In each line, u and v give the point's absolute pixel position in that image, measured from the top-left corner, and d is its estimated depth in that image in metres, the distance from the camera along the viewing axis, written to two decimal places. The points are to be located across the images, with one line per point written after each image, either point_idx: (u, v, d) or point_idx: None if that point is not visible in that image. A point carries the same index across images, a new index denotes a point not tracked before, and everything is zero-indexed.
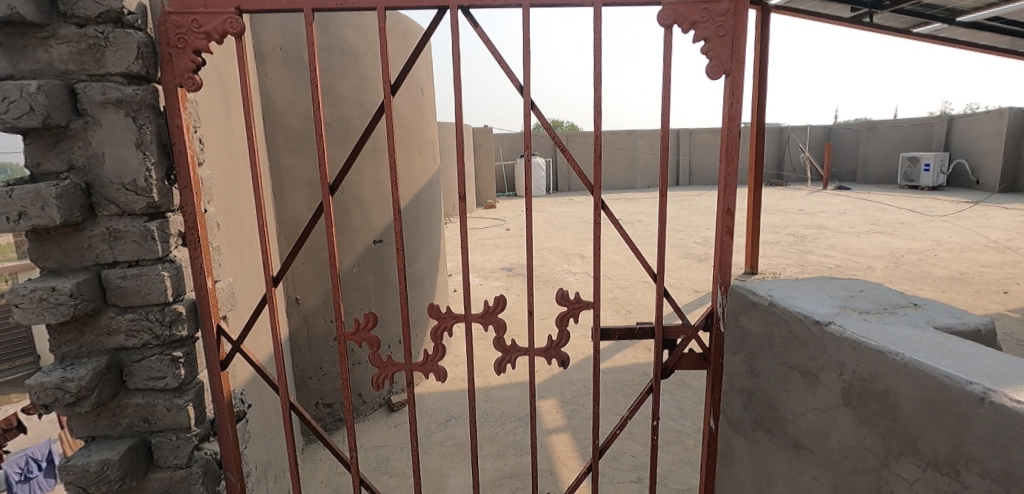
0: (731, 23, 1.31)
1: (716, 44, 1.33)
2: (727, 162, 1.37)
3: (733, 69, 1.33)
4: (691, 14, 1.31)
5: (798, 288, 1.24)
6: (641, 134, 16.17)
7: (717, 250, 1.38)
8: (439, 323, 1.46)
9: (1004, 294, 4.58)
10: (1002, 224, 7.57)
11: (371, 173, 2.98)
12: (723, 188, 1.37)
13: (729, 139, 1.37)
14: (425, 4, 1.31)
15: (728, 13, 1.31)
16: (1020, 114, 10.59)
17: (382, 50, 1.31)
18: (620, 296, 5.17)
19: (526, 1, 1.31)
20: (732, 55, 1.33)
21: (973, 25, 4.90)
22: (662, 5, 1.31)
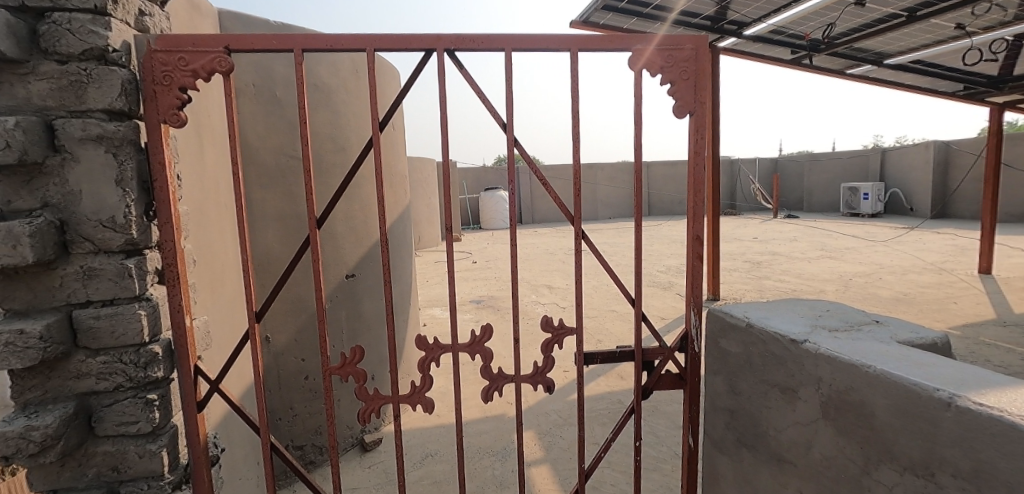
0: (694, 68, 1.42)
1: (682, 87, 1.43)
2: (695, 195, 1.46)
3: (698, 108, 1.44)
4: (658, 59, 1.42)
5: (770, 310, 1.32)
6: (600, 168, 16.73)
7: (689, 276, 1.49)
8: (426, 355, 1.46)
9: (945, 313, 4.92)
10: (935, 248, 8.20)
11: (344, 207, 2.97)
12: (693, 217, 1.47)
13: (696, 172, 1.47)
14: (413, 47, 1.37)
15: (691, 59, 1.42)
16: (943, 146, 11.62)
17: (370, 91, 1.36)
18: (590, 325, 5.24)
19: (508, 45, 1.39)
20: (695, 97, 1.44)
21: (899, 67, 5.40)
22: (632, 52, 1.41)
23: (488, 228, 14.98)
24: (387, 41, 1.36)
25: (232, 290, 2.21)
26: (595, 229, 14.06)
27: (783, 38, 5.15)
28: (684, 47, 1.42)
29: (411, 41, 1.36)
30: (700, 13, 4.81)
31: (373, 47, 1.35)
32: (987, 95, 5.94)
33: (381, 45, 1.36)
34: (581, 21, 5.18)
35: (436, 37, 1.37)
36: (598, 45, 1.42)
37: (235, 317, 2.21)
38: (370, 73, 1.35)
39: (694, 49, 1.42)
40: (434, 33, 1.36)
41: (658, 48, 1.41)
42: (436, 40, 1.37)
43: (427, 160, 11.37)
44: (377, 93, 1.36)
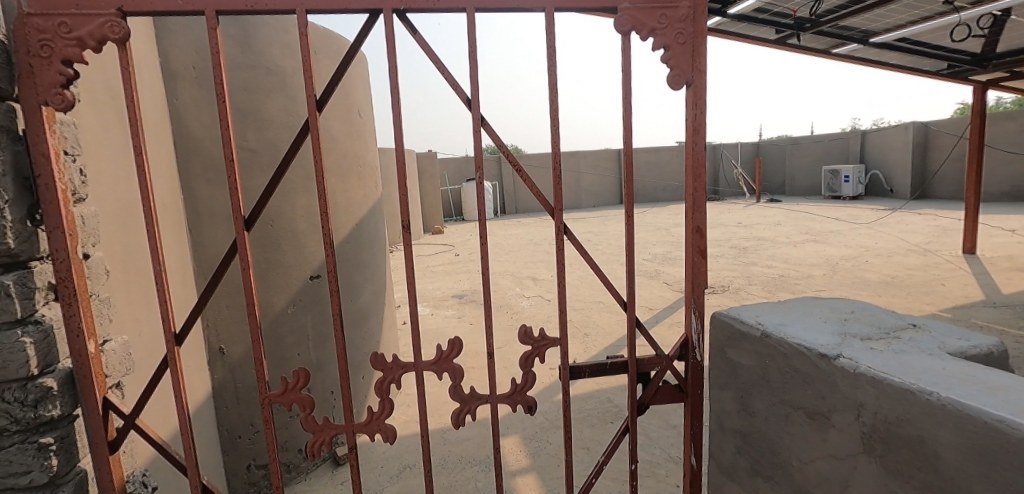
0: (691, 30, 1.21)
1: (677, 52, 1.22)
2: (694, 178, 1.26)
3: (696, 78, 1.23)
4: (649, 19, 1.20)
5: (787, 314, 1.23)
6: (583, 155, 16.56)
7: (689, 273, 1.29)
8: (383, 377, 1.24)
9: (934, 295, 4.85)
10: (918, 229, 8.20)
11: (306, 204, 2.70)
12: (691, 205, 1.27)
13: (695, 152, 1.27)
14: (353, 7, 1.13)
15: (688, 19, 1.21)
16: (922, 127, 11.68)
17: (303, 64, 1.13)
18: (577, 318, 5.06)
19: (470, 4, 1.16)
20: (693, 64, 1.23)
21: (885, 45, 5.29)
22: (618, 11, 1.19)
23: (471, 220, 14.73)
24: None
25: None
26: (579, 218, 13.91)
27: (768, 17, 4.99)
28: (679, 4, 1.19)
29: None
30: None
31: (303, 7, 1.11)
32: (971, 74, 5.86)
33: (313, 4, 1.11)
34: None
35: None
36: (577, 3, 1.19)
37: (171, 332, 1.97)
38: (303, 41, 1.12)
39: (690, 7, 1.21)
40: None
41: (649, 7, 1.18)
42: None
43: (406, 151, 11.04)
44: (311, 66, 1.13)
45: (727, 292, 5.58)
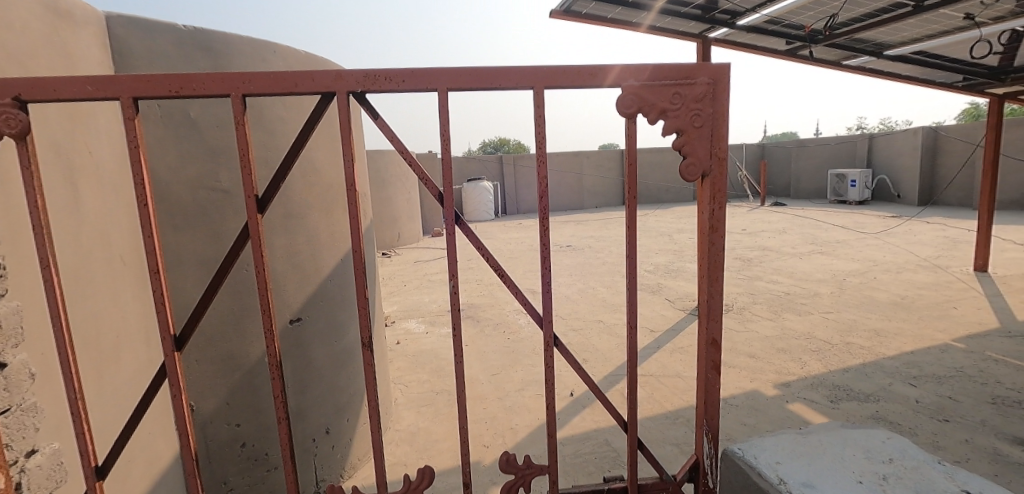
0: (705, 106, 1.41)
1: (694, 128, 1.42)
2: (709, 281, 1.52)
3: (715, 148, 1.44)
4: (665, 101, 1.41)
5: (818, 474, 1.42)
6: (586, 155, 16.32)
7: (703, 397, 1.59)
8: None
9: (946, 320, 4.67)
10: (927, 241, 8.00)
11: (285, 244, 2.53)
12: (706, 312, 1.55)
13: (713, 221, 1.49)
14: (297, 89, 1.23)
15: (702, 97, 1.41)
16: (931, 132, 11.45)
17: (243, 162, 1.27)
18: (575, 341, 4.90)
19: (441, 85, 1.30)
20: (711, 135, 1.43)
21: (900, 58, 5.08)
22: (634, 95, 1.39)
23: (470, 221, 14.51)
24: (262, 82, 1.20)
25: (117, 368, 1.82)
26: (580, 220, 13.68)
27: (779, 29, 4.80)
28: (698, 81, 1.40)
29: (309, 79, 1.22)
30: (691, 2, 4.53)
31: (240, 91, 1.21)
32: (987, 87, 5.65)
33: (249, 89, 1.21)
34: (562, 11, 4.80)
35: (338, 74, 1.24)
36: (572, 80, 1.38)
37: (123, 403, 1.85)
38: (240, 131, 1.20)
39: (710, 84, 1.41)
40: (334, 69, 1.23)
41: (668, 84, 1.40)
42: (338, 78, 1.25)
43: (406, 153, 10.85)
44: (247, 153, 1.25)
45: (731, 312, 5.39)
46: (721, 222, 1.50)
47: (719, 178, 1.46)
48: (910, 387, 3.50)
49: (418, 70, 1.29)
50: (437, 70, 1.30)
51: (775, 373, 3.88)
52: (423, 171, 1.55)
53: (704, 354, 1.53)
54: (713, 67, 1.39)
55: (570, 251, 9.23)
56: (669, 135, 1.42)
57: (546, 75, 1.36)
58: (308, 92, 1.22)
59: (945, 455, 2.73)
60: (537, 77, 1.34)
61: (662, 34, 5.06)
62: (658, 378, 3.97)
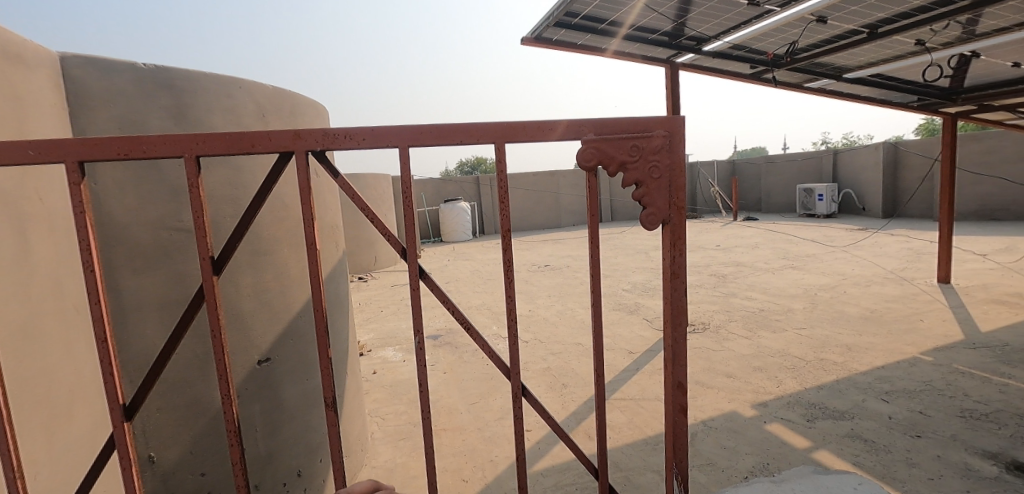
0: (662, 158, 1.59)
1: (654, 179, 1.60)
2: (674, 327, 1.70)
3: (673, 195, 1.62)
4: (625, 154, 1.58)
5: None
6: (562, 175, 16.52)
7: (672, 437, 1.74)
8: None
9: (914, 333, 4.81)
10: (892, 253, 8.27)
11: (253, 281, 2.46)
12: (673, 360, 1.72)
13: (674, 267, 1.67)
14: (255, 149, 1.36)
15: (658, 149, 1.59)
16: (891, 148, 11.96)
17: (199, 223, 1.39)
18: (555, 365, 4.88)
19: (402, 144, 1.46)
20: (669, 184, 1.61)
21: (858, 80, 5.31)
22: (595, 150, 1.56)
23: (449, 242, 14.43)
24: (216, 143, 1.34)
25: (70, 426, 1.72)
26: (559, 239, 13.76)
27: (743, 54, 4.98)
28: (654, 134, 1.59)
29: (266, 140, 1.36)
30: (658, 29, 4.67)
31: (193, 151, 1.34)
32: (941, 106, 5.93)
33: (201, 149, 1.33)
34: (532, 38, 4.87)
35: (296, 134, 1.39)
36: (530, 135, 1.56)
37: (77, 461, 1.74)
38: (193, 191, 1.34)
39: (666, 135, 1.59)
40: (292, 130, 1.38)
41: (627, 137, 1.57)
42: (295, 138, 1.40)
43: (382, 176, 10.79)
44: (205, 219, 1.40)
45: (708, 330, 5.43)
46: (682, 266, 1.66)
47: (677, 224, 1.63)
48: (882, 403, 3.56)
49: (378, 129, 1.45)
50: (396, 128, 1.45)
51: (752, 393, 3.91)
52: (385, 228, 1.61)
53: (670, 396, 1.69)
54: (668, 120, 1.58)
55: (549, 272, 9.25)
56: (629, 184, 1.60)
57: (505, 131, 1.54)
58: (265, 151, 1.37)
59: (919, 472, 2.77)
60: (498, 132, 1.53)
61: (632, 60, 5.18)
62: (638, 402, 3.95)
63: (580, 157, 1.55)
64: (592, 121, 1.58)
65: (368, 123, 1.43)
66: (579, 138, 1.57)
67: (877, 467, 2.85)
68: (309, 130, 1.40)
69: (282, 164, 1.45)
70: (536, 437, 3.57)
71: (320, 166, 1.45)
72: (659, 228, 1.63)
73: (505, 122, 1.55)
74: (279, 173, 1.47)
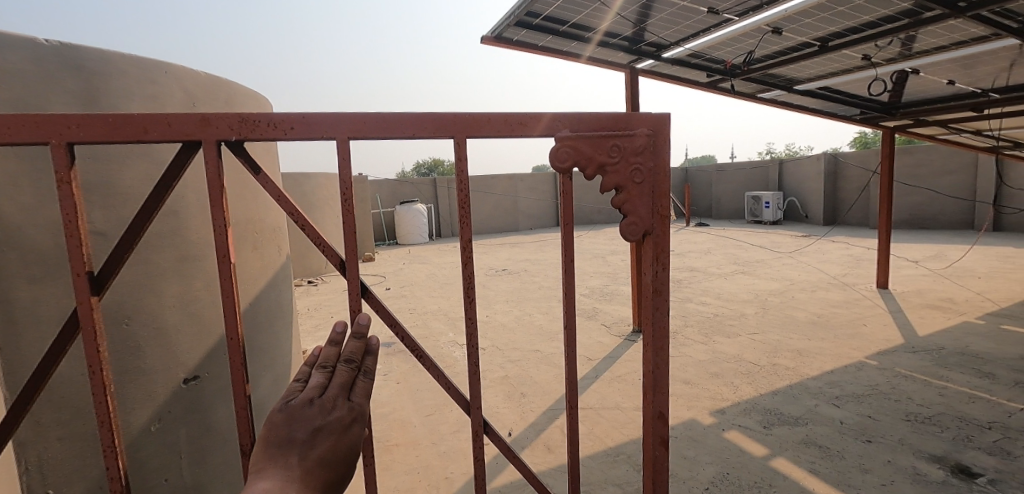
0: (645, 159, 1.49)
1: (637, 183, 1.50)
2: (656, 353, 1.62)
3: (656, 203, 1.53)
4: (605, 155, 1.48)
5: None
6: (520, 178, 16.50)
7: (653, 469, 1.66)
8: (295, 405, 1.30)
9: (858, 338, 4.99)
10: (834, 259, 8.67)
11: (179, 291, 2.18)
12: (653, 389, 1.64)
13: (656, 284, 1.58)
14: (148, 137, 1.21)
15: (641, 150, 1.49)
16: (832, 159, 12.62)
17: (70, 229, 1.21)
18: (513, 373, 4.73)
19: (341, 134, 1.32)
20: (653, 188, 1.52)
21: (808, 92, 5.50)
22: (571, 149, 1.45)
23: (404, 244, 14.06)
24: (94, 128, 1.19)
25: None
26: (517, 242, 13.69)
27: (700, 62, 5.06)
28: (636, 133, 1.49)
29: (164, 125, 1.22)
30: (619, 33, 4.64)
31: (64, 137, 1.18)
32: (881, 120, 6.24)
33: (73, 134, 1.18)
34: (493, 37, 4.73)
35: (203, 120, 1.25)
36: (499, 128, 1.46)
37: None
38: (62, 185, 1.20)
39: (648, 134, 1.50)
40: (199, 114, 1.24)
41: (608, 137, 1.47)
42: (203, 124, 1.25)
43: (334, 175, 10.33)
44: (78, 225, 1.21)
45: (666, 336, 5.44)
46: (664, 282, 1.58)
47: (661, 234, 1.54)
48: (834, 408, 3.64)
49: (310, 117, 1.30)
50: (333, 117, 1.32)
51: (710, 400, 3.91)
52: (318, 235, 1.44)
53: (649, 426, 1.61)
54: (650, 118, 1.49)
55: (506, 276, 9.12)
56: (609, 187, 1.50)
57: (466, 123, 1.43)
58: (160, 138, 1.22)
59: (873, 478, 2.82)
60: (458, 124, 1.41)
61: (593, 64, 5.10)
62: (598, 412, 3.87)
63: (553, 156, 1.45)
64: (569, 116, 1.48)
65: (297, 111, 1.29)
66: (554, 136, 1.47)
67: (833, 474, 2.88)
68: (220, 116, 1.25)
69: (190, 156, 1.29)
70: (494, 452, 3.42)
71: (236, 157, 1.30)
72: (641, 238, 1.54)
73: (467, 114, 1.43)
74: (182, 167, 1.30)
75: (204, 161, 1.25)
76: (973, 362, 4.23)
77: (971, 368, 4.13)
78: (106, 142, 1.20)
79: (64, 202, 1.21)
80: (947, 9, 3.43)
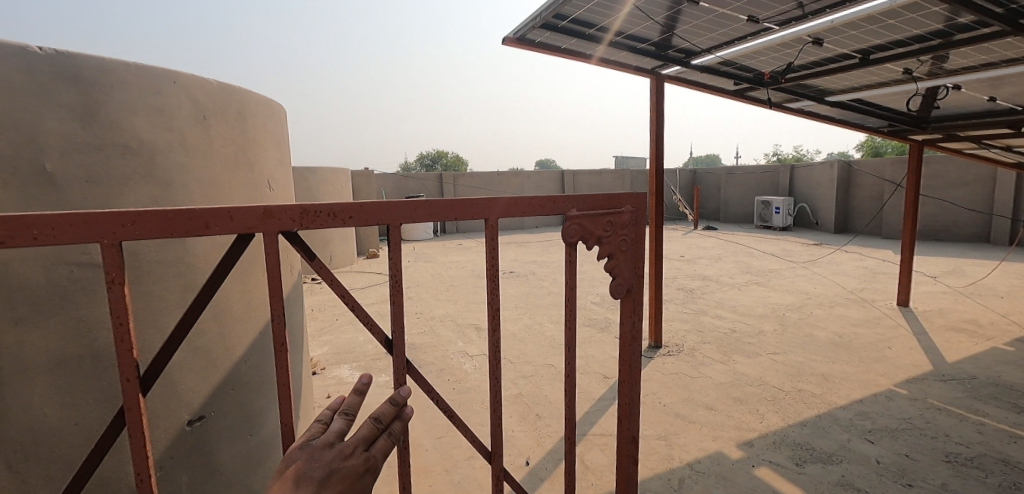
0: (630, 231, 1.84)
1: (622, 252, 1.83)
2: (631, 386, 1.96)
3: (636, 268, 1.87)
4: (601, 228, 1.76)
5: None
6: (526, 176, 16.28)
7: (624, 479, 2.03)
8: (316, 445, 1.20)
9: (885, 362, 4.82)
10: (850, 271, 8.48)
11: (183, 324, 1.98)
12: (628, 415, 1.98)
13: (632, 331, 1.91)
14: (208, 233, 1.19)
15: (626, 224, 1.83)
16: (845, 166, 12.42)
17: (121, 332, 1.19)
18: (526, 391, 4.55)
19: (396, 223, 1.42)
20: (633, 256, 1.86)
21: (840, 104, 5.29)
22: (580, 224, 1.69)
23: (408, 240, 13.83)
24: (149, 226, 1.15)
25: None
26: (523, 242, 13.46)
27: (731, 70, 4.83)
28: (623, 210, 1.81)
29: (225, 219, 1.21)
30: (647, 39, 4.43)
31: (115, 236, 1.13)
32: (910, 133, 6.04)
33: (126, 233, 1.14)
34: (514, 39, 4.48)
35: (265, 212, 1.25)
36: (529, 209, 1.61)
37: None
38: (113, 285, 1.17)
39: (631, 210, 1.83)
40: (262, 207, 1.24)
41: (604, 214, 1.77)
42: (264, 215, 1.26)
43: (339, 170, 10.06)
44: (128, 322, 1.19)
45: (683, 354, 5.26)
46: (641, 330, 1.91)
47: (638, 291, 1.88)
48: (868, 444, 3.47)
49: (368, 206, 1.36)
50: (389, 207, 1.39)
51: (735, 429, 3.73)
52: (366, 315, 1.56)
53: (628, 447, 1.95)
54: (633, 198, 1.81)
55: (514, 279, 8.91)
56: (603, 256, 1.78)
57: (499, 208, 1.58)
58: (221, 232, 1.20)
59: None
60: (491, 209, 1.55)
61: (616, 68, 4.86)
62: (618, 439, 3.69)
63: (568, 233, 1.66)
64: (577, 197, 1.69)
65: (357, 200, 1.34)
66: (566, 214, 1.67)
67: None
68: (283, 208, 1.27)
69: (246, 242, 1.29)
70: (510, 484, 3.24)
71: (292, 247, 1.33)
72: (624, 295, 1.86)
73: (501, 199, 1.58)
74: (236, 257, 1.30)
75: (263, 250, 1.27)
76: (1009, 395, 4.06)
77: (1006, 401, 3.96)
78: (162, 239, 1.16)
79: (114, 304, 1.18)
80: (1007, 27, 3.20)
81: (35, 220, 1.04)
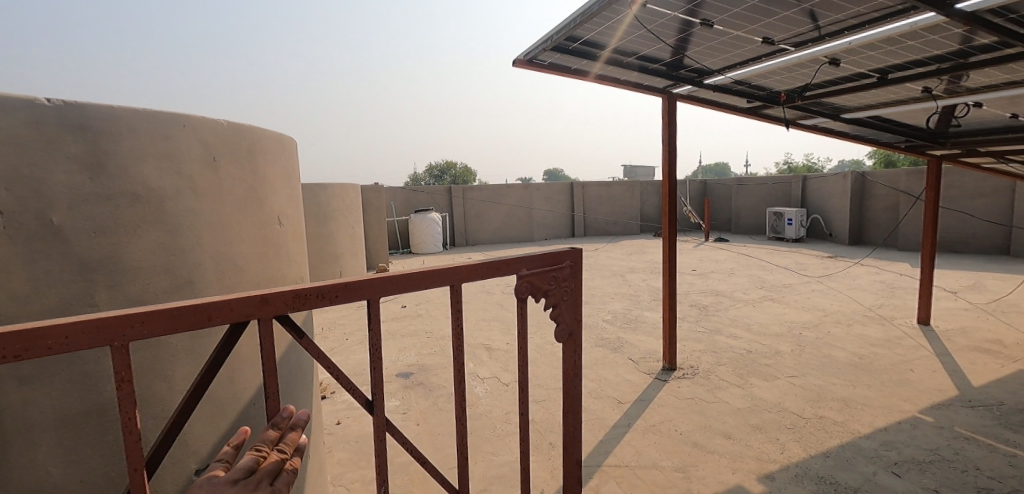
0: (571, 283, 1.92)
1: (565, 302, 1.92)
2: (576, 417, 2.04)
3: (579, 315, 1.94)
4: (545, 282, 1.85)
5: None
6: (536, 188, 16.25)
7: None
8: (219, 482, 1.17)
9: (909, 386, 4.67)
10: (867, 286, 8.31)
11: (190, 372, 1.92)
12: (572, 441, 2.05)
13: (574, 368, 1.99)
14: (210, 322, 1.26)
15: (568, 277, 1.92)
16: (859, 177, 12.26)
17: (129, 425, 1.23)
18: (538, 417, 4.46)
19: (372, 296, 1.49)
20: (575, 304, 1.94)
21: (857, 121, 5.19)
22: (526, 282, 1.79)
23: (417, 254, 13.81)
24: (159, 324, 1.20)
25: None
26: None
27: (744, 88, 4.76)
28: (564, 264, 1.90)
29: (226, 310, 1.28)
30: (660, 59, 4.38)
31: (121, 339, 1.17)
32: (927, 148, 5.93)
33: (136, 334, 1.17)
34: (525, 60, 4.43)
35: (261, 300, 1.33)
36: (483, 275, 1.72)
37: None
38: (123, 383, 1.22)
39: (572, 264, 1.93)
40: (259, 296, 1.32)
41: (548, 269, 1.85)
42: (261, 302, 1.34)
43: (349, 186, 10.09)
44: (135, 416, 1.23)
45: (698, 376, 5.15)
46: (582, 367, 2.00)
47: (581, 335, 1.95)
48: (894, 477, 3.34)
49: (350, 284, 1.45)
50: (366, 283, 1.47)
51: (755, 461, 3.62)
52: (349, 381, 1.57)
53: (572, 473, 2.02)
54: (572, 253, 1.91)
55: None
56: (548, 307, 1.88)
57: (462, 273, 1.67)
58: (222, 322, 1.28)
59: None
60: (458, 275, 1.64)
61: (628, 88, 4.75)
62: (633, 471, 3.59)
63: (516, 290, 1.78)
64: (525, 258, 1.79)
65: (340, 279, 1.43)
66: (517, 273, 1.78)
67: None
68: (277, 294, 1.35)
69: (239, 327, 1.37)
70: None
71: (284, 327, 1.42)
72: (567, 339, 1.94)
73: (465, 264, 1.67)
74: (231, 337, 1.37)
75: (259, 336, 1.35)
76: None
77: None
78: (170, 334, 1.22)
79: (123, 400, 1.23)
80: None
81: (53, 332, 1.07)
